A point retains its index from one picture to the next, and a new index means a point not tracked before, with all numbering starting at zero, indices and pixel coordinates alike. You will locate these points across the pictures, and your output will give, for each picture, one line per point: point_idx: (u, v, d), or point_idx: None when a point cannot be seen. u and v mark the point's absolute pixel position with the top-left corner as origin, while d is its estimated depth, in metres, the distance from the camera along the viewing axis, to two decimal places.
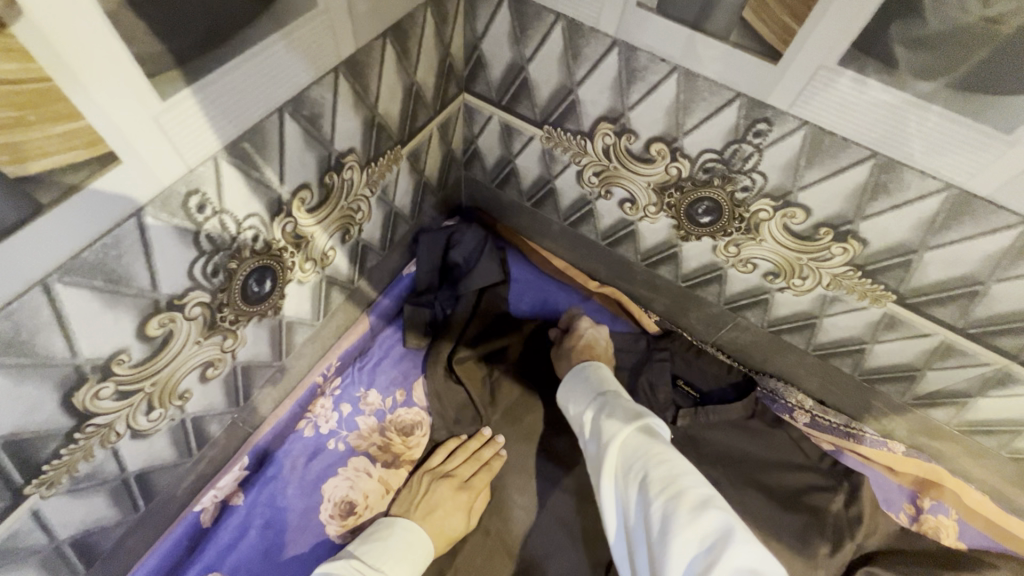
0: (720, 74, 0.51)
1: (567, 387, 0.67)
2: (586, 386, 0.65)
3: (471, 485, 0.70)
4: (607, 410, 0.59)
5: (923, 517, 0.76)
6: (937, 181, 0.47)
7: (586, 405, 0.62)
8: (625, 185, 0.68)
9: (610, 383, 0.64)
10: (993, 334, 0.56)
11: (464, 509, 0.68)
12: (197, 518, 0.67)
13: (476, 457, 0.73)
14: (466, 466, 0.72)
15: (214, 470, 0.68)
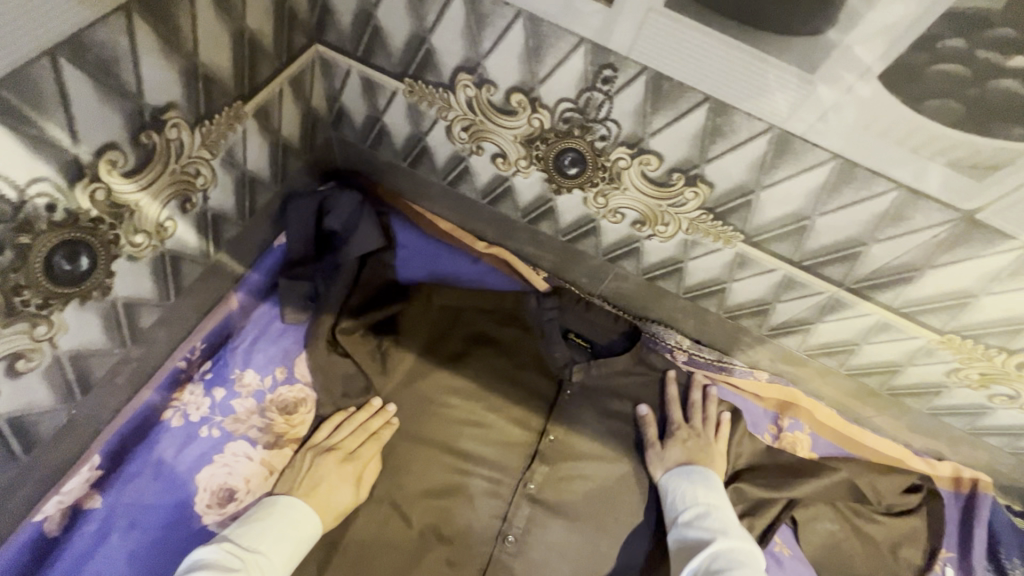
0: (562, 17, 0.50)
1: (675, 469, 0.72)
2: (696, 482, 0.70)
3: (358, 457, 0.69)
4: (710, 522, 0.66)
5: (783, 434, 0.84)
6: (762, 123, 0.50)
7: (688, 507, 0.68)
8: (493, 139, 0.67)
9: (717, 495, 0.69)
10: (822, 265, 0.62)
11: (352, 481, 0.67)
12: (41, 528, 0.60)
13: (366, 427, 0.71)
14: (354, 438, 0.70)
15: (59, 474, 0.61)
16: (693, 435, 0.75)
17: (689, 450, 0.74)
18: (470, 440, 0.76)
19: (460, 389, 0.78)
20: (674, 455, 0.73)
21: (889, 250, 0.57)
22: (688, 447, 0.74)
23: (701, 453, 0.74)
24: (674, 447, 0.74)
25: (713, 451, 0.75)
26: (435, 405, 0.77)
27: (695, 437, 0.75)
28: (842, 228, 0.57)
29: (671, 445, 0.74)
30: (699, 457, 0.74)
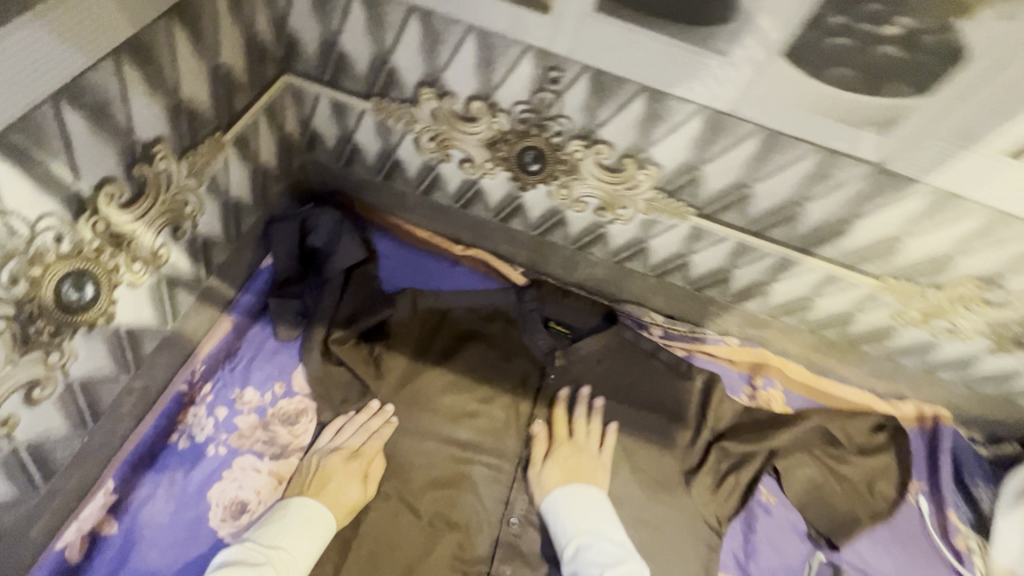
0: (508, 28, 0.56)
1: (565, 490, 0.74)
2: (583, 505, 0.72)
3: (361, 456, 0.73)
4: (593, 552, 0.68)
5: (757, 392, 0.90)
6: (694, 104, 0.57)
7: (574, 539, 0.70)
8: (459, 145, 0.73)
9: (594, 515, 0.72)
10: (768, 228, 0.69)
11: (359, 478, 0.71)
12: (62, 555, 0.62)
13: (369, 428, 0.76)
14: (356, 438, 0.74)
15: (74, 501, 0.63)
16: (575, 452, 0.79)
17: (567, 467, 0.77)
18: (467, 430, 0.80)
19: (453, 384, 0.82)
20: (552, 475, 0.76)
21: (821, 208, 0.64)
22: (569, 462, 0.77)
23: (580, 472, 0.77)
24: (556, 463, 0.77)
25: (596, 465, 0.79)
26: (431, 402, 0.81)
27: (579, 454, 0.79)
28: (778, 191, 0.64)
29: (552, 461, 0.78)
30: (580, 473, 0.77)
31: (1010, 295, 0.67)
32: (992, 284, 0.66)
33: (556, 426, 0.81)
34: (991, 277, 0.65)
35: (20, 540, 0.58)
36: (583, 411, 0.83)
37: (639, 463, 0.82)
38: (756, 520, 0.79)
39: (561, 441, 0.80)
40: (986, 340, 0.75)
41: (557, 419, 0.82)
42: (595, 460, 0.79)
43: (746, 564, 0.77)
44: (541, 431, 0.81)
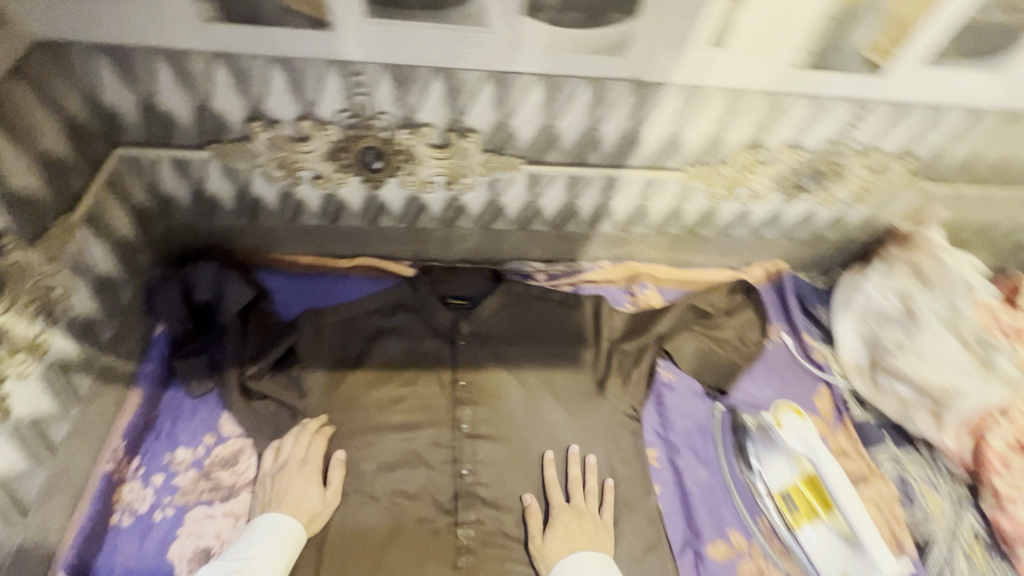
0: (304, 50, 0.65)
1: (573, 559, 0.72)
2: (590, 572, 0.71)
3: (310, 461, 0.78)
4: None
5: (637, 298, 1.04)
6: (478, 70, 0.69)
7: None
8: (305, 165, 0.80)
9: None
10: (585, 156, 0.82)
11: (317, 481, 0.77)
12: None
13: (308, 433, 0.81)
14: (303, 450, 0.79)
15: None
16: (574, 517, 0.78)
17: (569, 534, 0.76)
18: (401, 414, 0.87)
19: (376, 379, 0.89)
20: (557, 547, 0.75)
21: (614, 127, 0.78)
22: (572, 532, 0.76)
23: (584, 536, 0.76)
24: (558, 533, 0.76)
25: (599, 527, 0.78)
26: (360, 401, 0.87)
27: (578, 518, 0.78)
28: (576, 123, 0.77)
29: (554, 529, 0.77)
30: (585, 540, 0.76)
31: (773, 152, 0.85)
32: (758, 147, 0.84)
33: (552, 494, 0.81)
34: (755, 141, 0.82)
35: None
36: (576, 470, 0.83)
37: (559, 388, 0.92)
38: (664, 396, 0.92)
39: (481, 394, 0.90)
40: (779, 194, 0.93)
41: (551, 487, 0.82)
42: (598, 520, 0.78)
43: (665, 434, 0.89)
44: (531, 504, 0.80)
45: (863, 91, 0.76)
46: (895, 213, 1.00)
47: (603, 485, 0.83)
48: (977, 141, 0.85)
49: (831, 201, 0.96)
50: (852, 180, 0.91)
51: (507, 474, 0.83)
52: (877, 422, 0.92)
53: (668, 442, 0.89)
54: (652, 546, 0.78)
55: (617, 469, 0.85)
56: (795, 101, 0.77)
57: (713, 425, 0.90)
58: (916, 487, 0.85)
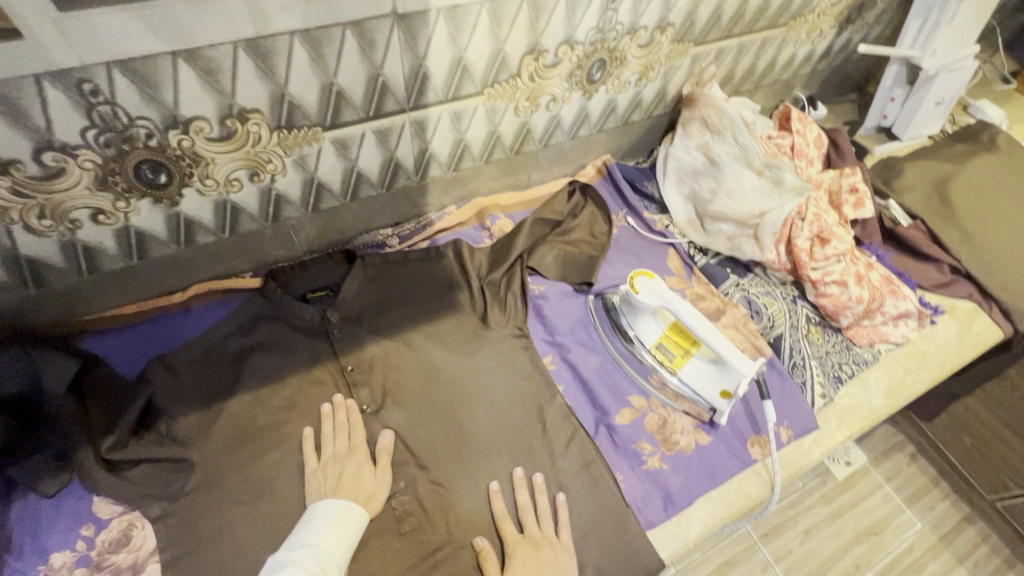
0: (2, 70, 0.55)
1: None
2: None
3: (359, 445, 0.80)
4: None
5: (492, 229, 1.07)
6: (225, 43, 0.63)
7: None
8: (75, 203, 0.70)
9: None
10: (381, 105, 0.81)
11: (366, 465, 0.79)
12: None
13: (343, 423, 0.82)
14: (350, 441, 0.81)
15: None
16: (532, 550, 0.73)
17: (529, 569, 0.71)
18: (295, 419, 0.83)
19: (257, 397, 0.84)
20: None
21: (396, 68, 0.77)
22: (530, 565, 0.72)
23: (544, 568, 0.72)
24: (518, 571, 0.72)
25: (557, 549, 0.74)
26: (248, 424, 0.81)
27: (540, 547, 0.74)
28: (357, 75, 0.75)
29: (512, 564, 0.72)
30: (546, 570, 0.72)
31: (555, 53, 0.89)
32: (540, 52, 0.88)
33: (506, 529, 0.76)
34: (535, 47, 0.86)
35: None
36: (528, 495, 0.79)
37: (445, 335, 0.94)
38: (541, 307, 0.97)
39: (371, 371, 0.89)
40: (577, 92, 0.99)
41: (503, 519, 0.77)
42: (557, 546, 0.75)
43: (553, 338, 0.95)
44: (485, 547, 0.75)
45: None
46: (678, 81, 1.11)
47: (510, 403, 0.88)
48: None
49: (623, 86, 1.04)
50: (632, 61, 1.00)
51: (420, 432, 0.84)
52: (717, 261, 1.06)
53: (558, 345, 0.95)
54: (570, 437, 0.85)
55: (519, 386, 0.90)
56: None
57: (590, 316, 0.98)
58: (758, 300, 1.00)
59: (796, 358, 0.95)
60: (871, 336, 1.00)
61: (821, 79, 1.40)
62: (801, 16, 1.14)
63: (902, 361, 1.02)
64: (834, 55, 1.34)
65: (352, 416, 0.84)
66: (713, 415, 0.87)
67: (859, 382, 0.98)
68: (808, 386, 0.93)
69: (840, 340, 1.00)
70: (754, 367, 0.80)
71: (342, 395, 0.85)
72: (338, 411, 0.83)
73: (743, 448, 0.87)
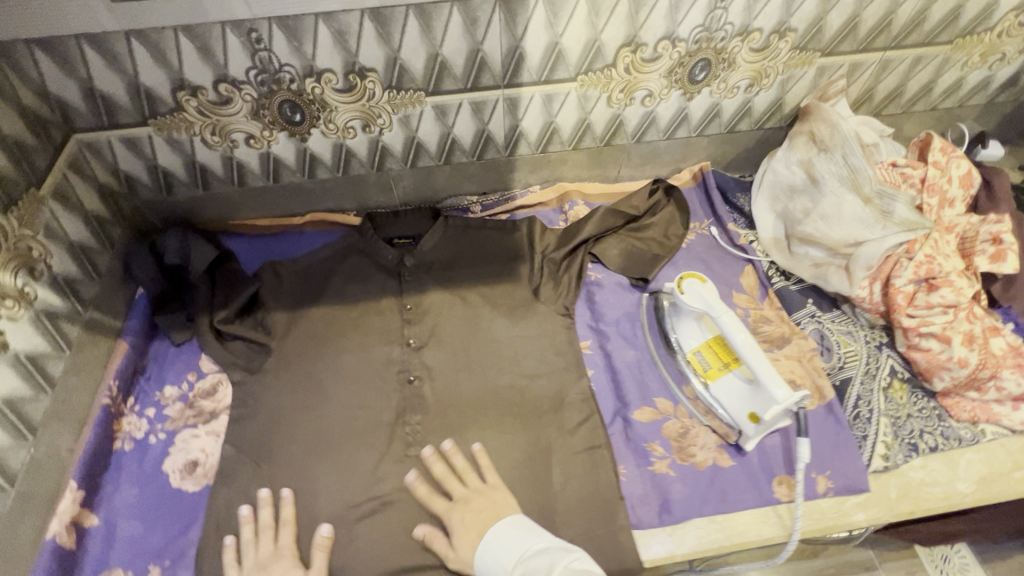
0: (201, 16, 0.75)
1: (484, 542, 0.71)
2: (503, 542, 0.70)
3: (284, 547, 0.75)
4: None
5: (568, 214, 1.12)
6: (355, 10, 0.77)
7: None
8: (235, 127, 0.91)
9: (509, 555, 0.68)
10: (479, 79, 0.90)
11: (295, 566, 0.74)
12: (57, 543, 0.73)
13: (269, 523, 0.77)
14: (278, 538, 0.76)
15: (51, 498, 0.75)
16: (468, 502, 0.77)
17: (473, 518, 0.75)
18: (356, 336, 0.97)
19: (333, 312, 0.99)
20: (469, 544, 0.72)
21: (495, 45, 0.85)
22: (471, 514, 0.75)
23: (487, 516, 0.75)
24: (460, 522, 0.75)
25: (494, 499, 0.77)
26: (319, 331, 0.97)
27: (473, 502, 0.77)
28: (459, 48, 0.85)
29: (455, 516, 0.76)
30: (486, 515, 0.75)
31: (654, 48, 0.91)
32: (638, 45, 0.90)
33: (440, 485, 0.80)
34: (632, 39, 0.89)
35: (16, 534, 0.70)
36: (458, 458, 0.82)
37: (498, 299, 1.01)
38: (593, 293, 1.00)
39: (427, 313, 1.00)
40: (676, 90, 0.99)
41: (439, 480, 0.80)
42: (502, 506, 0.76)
43: (597, 324, 0.97)
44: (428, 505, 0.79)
45: None
46: (798, 92, 1.04)
47: (538, 373, 0.92)
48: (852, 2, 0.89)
49: (731, 90, 1.01)
50: (743, 65, 0.96)
51: (451, 375, 0.92)
52: (798, 288, 0.97)
53: (599, 332, 0.97)
54: (585, 417, 0.86)
55: (551, 359, 0.93)
56: None
57: (640, 312, 0.98)
58: (832, 337, 0.91)
59: (861, 409, 0.85)
60: (974, 412, 0.85)
61: (1001, 113, 1.19)
62: (973, 33, 0.99)
63: (1014, 452, 0.84)
64: (1022, 86, 1.13)
65: (282, 511, 0.78)
66: (740, 439, 0.82)
67: (943, 459, 0.83)
68: (868, 444, 0.82)
69: (930, 405, 0.86)
70: (788, 395, 0.74)
71: (265, 492, 0.79)
72: (264, 508, 0.78)
73: (767, 484, 0.80)
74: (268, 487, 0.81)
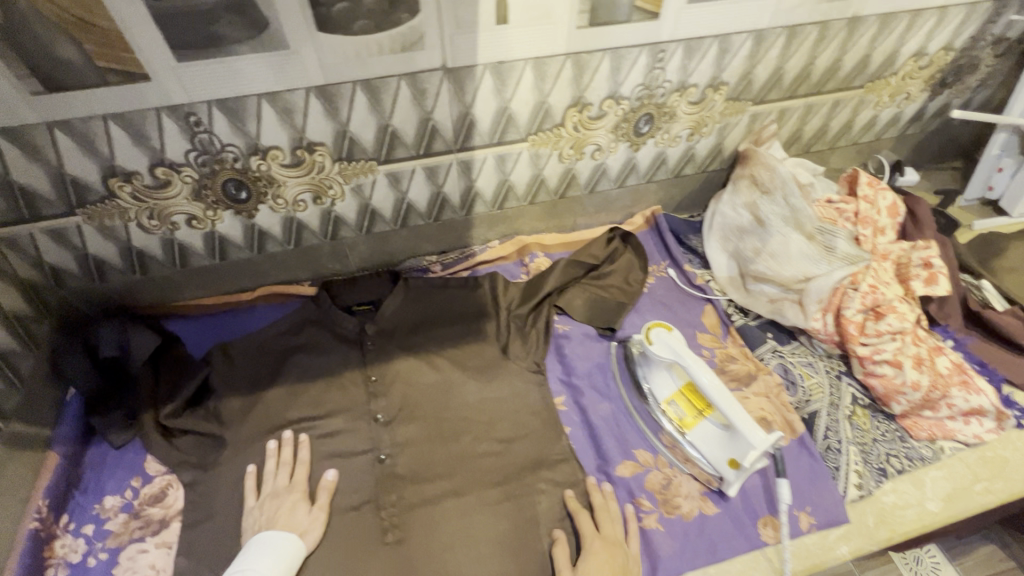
0: (134, 103, 0.71)
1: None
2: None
3: (298, 483, 0.83)
4: None
5: (530, 267, 1.12)
6: (299, 88, 0.76)
7: None
8: (175, 209, 0.86)
9: None
10: (431, 143, 0.90)
11: None
12: None
13: (287, 460, 0.85)
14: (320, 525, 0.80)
15: None
16: (610, 547, 0.74)
17: (611, 561, 0.72)
18: (321, 417, 0.92)
19: (292, 392, 0.94)
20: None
21: (446, 114, 0.86)
22: (603, 561, 0.72)
23: (625, 570, 0.72)
24: (590, 561, 0.72)
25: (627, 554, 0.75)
26: (279, 415, 0.91)
27: (614, 548, 0.75)
28: (408, 119, 0.85)
29: (585, 557, 0.73)
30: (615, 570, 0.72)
31: (599, 107, 0.94)
32: (584, 105, 0.92)
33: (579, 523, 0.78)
34: (578, 100, 0.91)
35: None
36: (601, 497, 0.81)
37: (466, 361, 0.98)
38: (562, 346, 0.99)
39: (394, 384, 0.96)
40: (623, 143, 1.02)
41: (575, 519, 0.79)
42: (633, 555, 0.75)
43: (569, 379, 0.96)
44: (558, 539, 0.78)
45: (652, 37, 0.85)
46: (735, 137, 1.10)
47: (518, 435, 0.90)
48: (774, 57, 0.96)
49: (674, 140, 1.05)
50: (683, 117, 1.01)
51: (426, 446, 0.89)
52: (757, 324, 1.01)
53: (572, 387, 0.96)
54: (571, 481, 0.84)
55: (526, 420, 0.91)
56: (597, 58, 0.86)
57: (610, 363, 0.98)
58: (796, 371, 0.93)
59: (831, 440, 0.87)
60: (931, 430, 0.89)
61: (912, 144, 1.30)
62: (881, 77, 1.08)
63: (973, 465, 0.88)
64: (927, 119, 1.25)
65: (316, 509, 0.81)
66: (723, 485, 0.82)
67: (911, 480, 0.86)
68: (842, 474, 0.84)
69: (892, 428, 0.90)
70: (763, 439, 0.75)
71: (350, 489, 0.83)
72: (283, 448, 0.86)
73: (753, 528, 0.80)
74: None
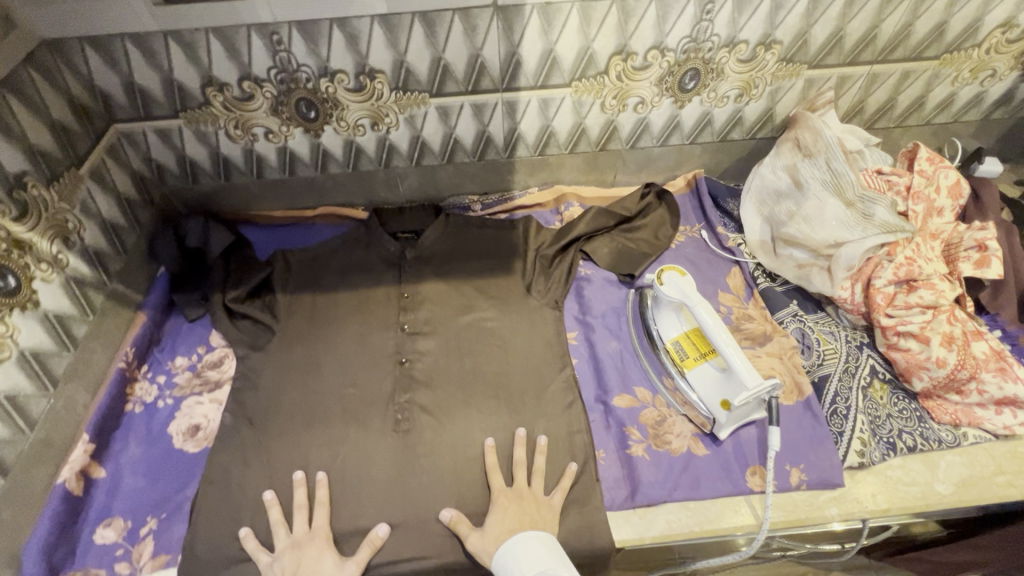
0: (230, 19, 0.84)
1: (509, 542, 0.72)
2: (529, 552, 0.71)
3: (319, 529, 0.78)
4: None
5: (564, 214, 1.16)
6: (366, 17, 0.86)
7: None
8: (256, 121, 1.00)
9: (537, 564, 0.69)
10: (479, 80, 0.97)
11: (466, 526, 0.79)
12: (66, 488, 0.80)
13: (304, 502, 0.81)
14: (311, 524, 0.79)
15: (63, 450, 0.82)
16: (514, 500, 0.78)
17: (514, 517, 0.76)
18: (356, 320, 1.02)
19: (334, 296, 1.05)
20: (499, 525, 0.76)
21: (494, 52, 0.92)
22: (512, 514, 0.77)
23: (524, 519, 0.76)
24: (500, 519, 0.76)
25: (546, 509, 0.78)
26: (320, 313, 1.03)
27: (516, 505, 0.78)
28: (460, 55, 0.92)
29: (495, 513, 0.78)
30: (526, 521, 0.76)
31: (644, 57, 0.96)
32: (628, 53, 0.95)
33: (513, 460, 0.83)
34: (623, 48, 0.94)
35: (29, 472, 0.77)
36: (521, 451, 0.84)
37: (491, 290, 1.05)
38: (582, 288, 1.05)
39: (424, 301, 1.04)
40: (668, 98, 1.04)
41: (498, 472, 0.83)
42: (542, 521, 0.76)
43: (583, 318, 1.01)
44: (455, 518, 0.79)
45: None
46: (788, 103, 1.08)
47: (527, 358, 0.95)
48: (834, 16, 0.93)
49: (721, 100, 1.06)
50: (731, 75, 1.01)
51: (442, 359, 0.97)
52: (783, 289, 1.00)
53: (585, 324, 1.01)
54: (567, 406, 0.89)
55: (538, 348, 0.96)
56: (643, 5, 0.88)
57: (626, 307, 1.02)
58: (812, 335, 0.93)
59: (839, 405, 0.86)
60: (956, 415, 0.85)
61: (997, 131, 1.20)
62: (961, 49, 1.02)
63: (997, 457, 0.83)
64: (1017, 103, 1.15)
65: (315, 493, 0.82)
66: (714, 428, 0.84)
67: (923, 460, 0.83)
68: (844, 440, 0.83)
69: (911, 407, 0.87)
70: (756, 382, 0.76)
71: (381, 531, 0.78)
72: (296, 489, 0.82)
73: (740, 473, 0.82)
74: (254, 459, 0.86)
